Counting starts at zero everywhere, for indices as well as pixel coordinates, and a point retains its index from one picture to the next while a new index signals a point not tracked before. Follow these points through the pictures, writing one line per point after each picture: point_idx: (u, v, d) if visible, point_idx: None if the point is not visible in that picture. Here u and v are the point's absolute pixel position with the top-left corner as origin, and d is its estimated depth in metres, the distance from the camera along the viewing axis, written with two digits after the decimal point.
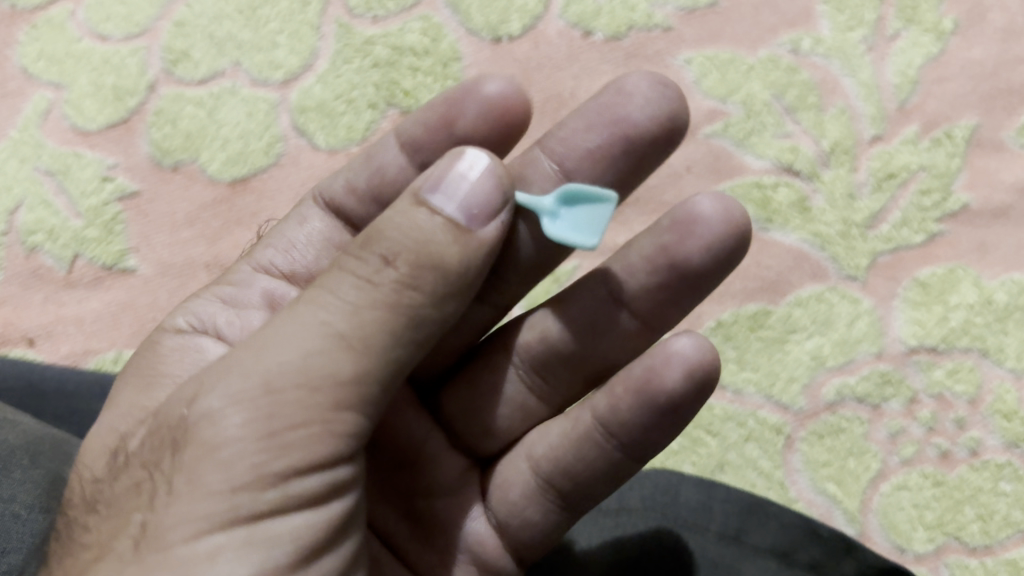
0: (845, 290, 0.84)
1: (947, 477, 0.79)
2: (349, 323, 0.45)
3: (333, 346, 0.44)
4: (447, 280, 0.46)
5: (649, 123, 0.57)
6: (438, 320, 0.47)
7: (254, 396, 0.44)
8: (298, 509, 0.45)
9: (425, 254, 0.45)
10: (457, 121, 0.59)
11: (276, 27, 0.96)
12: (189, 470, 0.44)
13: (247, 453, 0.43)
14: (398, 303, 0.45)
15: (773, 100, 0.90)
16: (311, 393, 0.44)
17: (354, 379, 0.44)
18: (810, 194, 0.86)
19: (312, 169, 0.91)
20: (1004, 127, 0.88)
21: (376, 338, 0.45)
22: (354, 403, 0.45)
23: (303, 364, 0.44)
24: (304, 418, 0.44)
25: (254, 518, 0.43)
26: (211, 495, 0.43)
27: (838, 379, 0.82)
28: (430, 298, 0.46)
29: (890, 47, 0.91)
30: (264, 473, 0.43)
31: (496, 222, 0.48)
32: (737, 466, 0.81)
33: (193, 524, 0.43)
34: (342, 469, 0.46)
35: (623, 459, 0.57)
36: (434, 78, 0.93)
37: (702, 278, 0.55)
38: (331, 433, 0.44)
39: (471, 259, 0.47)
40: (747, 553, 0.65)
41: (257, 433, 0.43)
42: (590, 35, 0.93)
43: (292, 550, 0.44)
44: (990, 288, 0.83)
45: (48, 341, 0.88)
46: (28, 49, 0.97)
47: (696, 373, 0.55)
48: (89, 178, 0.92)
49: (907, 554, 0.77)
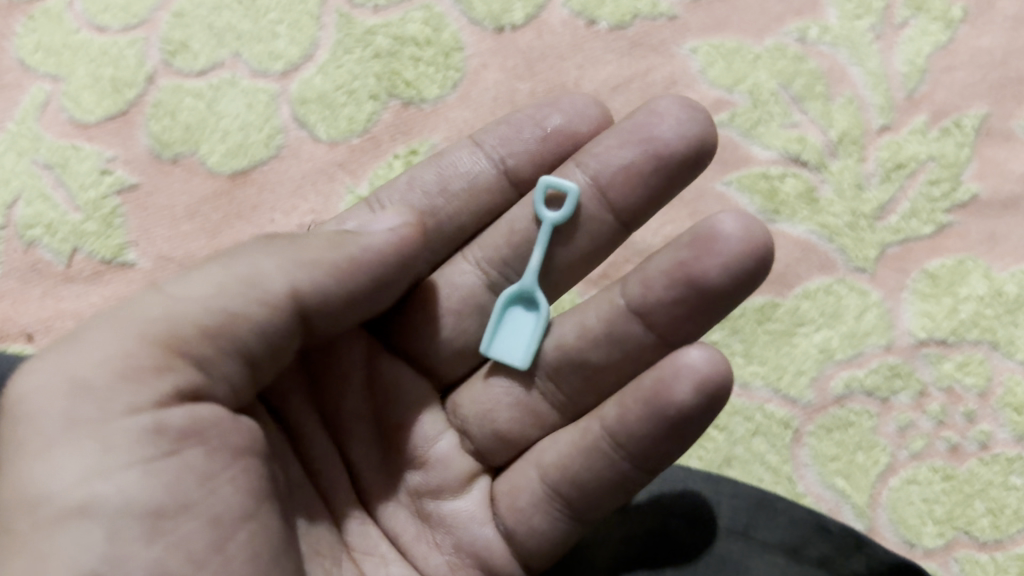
0: (853, 282, 0.83)
1: (958, 471, 0.78)
2: (176, 287, 0.51)
3: (158, 303, 0.50)
4: (292, 254, 0.53)
5: (678, 142, 0.59)
6: (282, 289, 0.51)
7: (65, 353, 0.48)
8: (120, 458, 0.46)
9: (275, 243, 0.53)
10: (548, 120, 0.66)
11: (275, 18, 0.95)
12: (13, 440, 0.47)
13: (59, 405, 0.46)
14: (233, 269, 0.51)
15: (780, 90, 0.88)
16: (128, 339, 0.48)
17: (172, 322, 0.49)
18: (817, 185, 0.85)
19: (313, 162, 0.90)
20: (1013, 116, 0.87)
21: (200, 293, 0.50)
22: (179, 347, 0.49)
23: (125, 321, 0.49)
24: (122, 362, 0.47)
25: (76, 471, 0.45)
26: (31, 454, 0.46)
27: (847, 372, 0.81)
28: (278, 265, 0.52)
29: (899, 35, 0.90)
30: (77, 419, 0.46)
31: (383, 229, 0.55)
32: (745, 461, 0.79)
33: (27, 489, 0.45)
34: (173, 412, 0.48)
35: (633, 470, 0.57)
36: (436, 68, 0.92)
37: (721, 296, 0.56)
38: (147, 372, 0.47)
39: (339, 252, 0.53)
40: (755, 549, 0.64)
41: (70, 385, 0.47)
42: (593, 25, 0.92)
43: (121, 503, 0.45)
44: (1000, 280, 0.82)
45: (46, 335, 0.87)
46: (25, 41, 0.96)
47: (707, 387, 0.54)
48: (87, 171, 0.91)
49: (916, 549, 0.76)
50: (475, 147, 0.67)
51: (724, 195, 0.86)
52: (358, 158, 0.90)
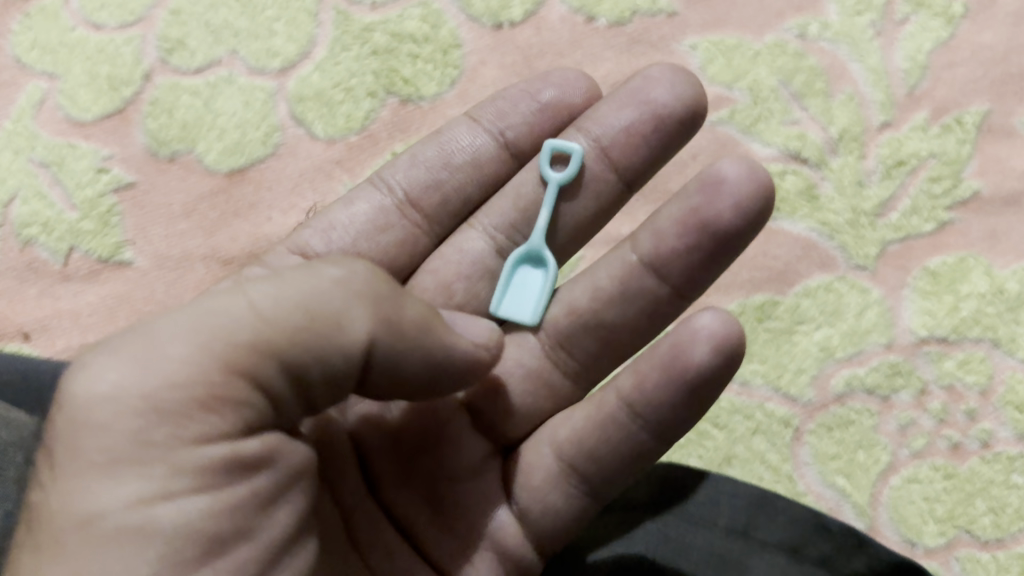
0: (854, 280, 0.82)
1: (959, 470, 0.78)
2: (265, 298, 0.44)
3: (241, 313, 0.44)
4: (380, 292, 0.47)
5: (675, 103, 0.60)
6: (369, 326, 0.46)
7: (137, 356, 0.42)
8: (189, 486, 0.42)
9: (378, 279, 0.47)
10: (541, 93, 0.66)
11: (272, 15, 0.94)
12: (68, 438, 0.41)
13: (123, 416, 0.41)
14: (325, 292, 0.45)
15: (779, 86, 0.88)
16: (210, 360, 0.42)
17: (257, 347, 0.43)
18: (818, 181, 0.85)
19: (311, 160, 0.90)
20: (1015, 113, 0.86)
21: (290, 317, 0.44)
22: (257, 373, 0.44)
23: (204, 329, 0.43)
24: (202, 386, 0.42)
25: (140, 495, 0.41)
26: (90, 465, 0.41)
27: (847, 371, 0.80)
28: (367, 302, 0.46)
29: (899, 32, 0.89)
30: (146, 440, 0.41)
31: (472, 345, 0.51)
32: (745, 460, 0.79)
33: (81, 504, 0.41)
34: (246, 445, 0.44)
35: (649, 440, 0.57)
36: (434, 65, 0.91)
37: (733, 238, 0.56)
38: (223, 401, 0.43)
39: (425, 322, 0.48)
40: (755, 548, 0.64)
41: (139, 397, 0.41)
42: (592, 21, 0.91)
43: (185, 539, 0.41)
44: (1002, 277, 0.82)
45: (43, 335, 0.87)
46: (21, 39, 0.95)
47: (724, 349, 0.55)
48: (84, 169, 0.91)
49: (917, 548, 0.76)
50: (474, 121, 0.66)
51: None
52: (356, 155, 0.89)
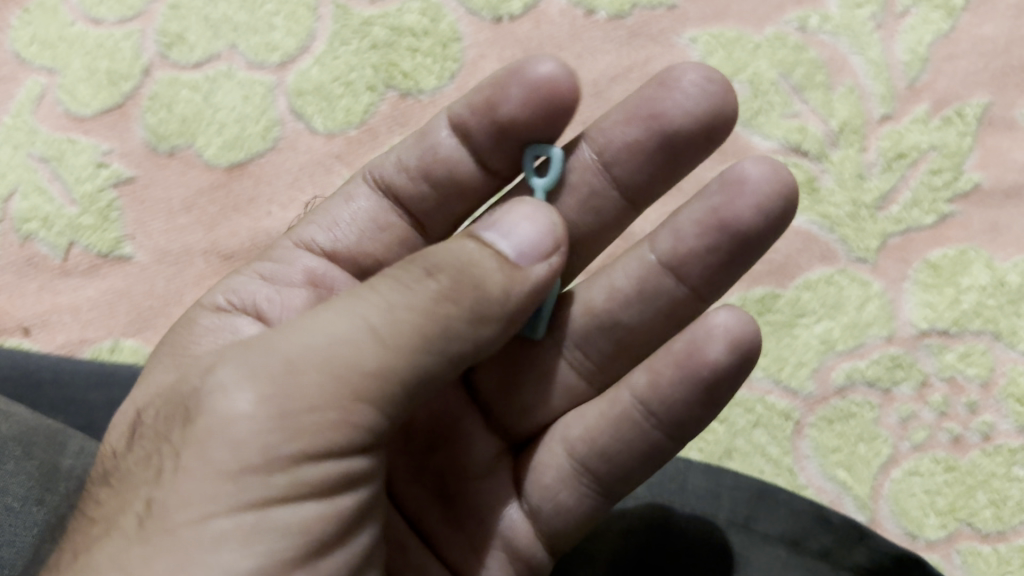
0: (854, 272, 0.82)
1: (960, 462, 0.78)
2: (383, 319, 0.43)
3: (360, 338, 0.43)
4: (486, 303, 0.45)
5: (685, 120, 0.56)
6: (472, 341, 0.45)
7: (273, 376, 0.42)
8: (305, 496, 0.42)
9: (469, 275, 0.45)
10: (501, 106, 0.57)
11: (272, 9, 0.94)
12: (199, 445, 0.42)
13: (257, 433, 0.41)
14: (435, 311, 0.44)
15: (780, 79, 0.88)
16: (332, 384, 0.42)
17: (378, 374, 0.43)
18: (818, 174, 0.85)
19: (310, 154, 0.90)
20: (1015, 105, 0.86)
21: (405, 338, 0.43)
22: (378, 398, 0.43)
23: (328, 350, 0.43)
24: (323, 408, 0.42)
25: (259, 502, 0.42)
26: (218, 473, 0.41)
27: (847, 363, 0.80)
28: (467, 314, 0.44)
29: (900, 24, 0.89)
30: (274, 456, 0.41)
31: (542, 261, 0.48)
32: (745, 453, 0.79)
33: (202, 506, 0.41)
34: (357, 459, 0.44)
35: (663, 439, 0.57)
36: (434, 59, 0.91)
37: (752, 240, 0.56)
38: (347, 425, 0.43)
39: (513, 297, 0.46)
40: (757, 540, 0.64)
41: (270, 413, 0.42)
42: (592, 14, 0.91)
43: (297, 542, 0.42)
44: (1003, 270, 0.82)
45: (43, 330, 0.87)
46: (21, 34, 0.95)
47: (740, 347, 0.55)
48: (84, 164, 0.90)
49: (918, 541, 0.76)
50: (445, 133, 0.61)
51: None
52: (356, 149, 0.89)
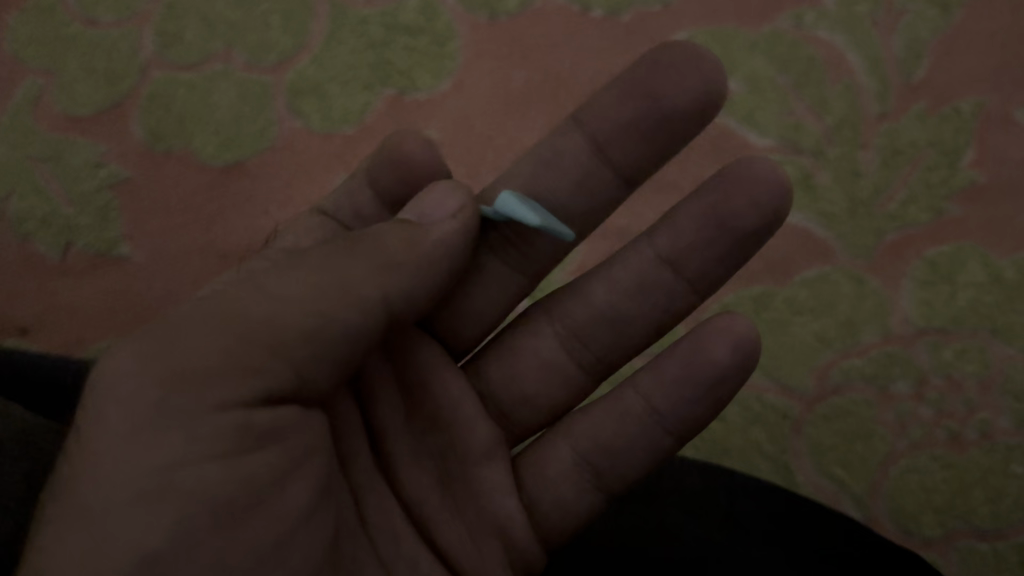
0: (852, 270, 0.82)
1: (957, 460, 0.77)
2: (274, 280, 0.47)
3: (251, 295, 0.46)
4: (388, 256, 0.48)
5: (681, 97, 0.56)
6: (379, 291, 0.47)
7: (160, 336, 0.44)
8: (206, 450, 0.43)
9: (362, 236, 0.49)
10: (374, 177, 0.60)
11: (268, 8, 0.94)
12: (92, 413, 0.43)
13: (146, 387, 0.43)
14: (329, 265, 0.47)
15: (776, 77, 0.87)
16: (226, 339, 0.44)
17: (270, 322, 0.45)
18: (815, 172, 0.85)
19: (307, 153, 0.90)
20: (1014, 101, 0.85)
21: (299, 291, 0.46)
22: (274, 347, 0.45)
23: (222, 312, 0.45)
24: (217, 364, 0.44)
25: (158, 459, 0.42)
26: (113, 435, 0.42)
27: (845, 361, 0.80)
28: (366, 265, 0.48)
29: (897, 20, 0.88)
30: (166, 409, 0.43)
31: (448, 217, 0.50)
32: (742, 450, 0.79)
33: (102, 468, 0.42)
34: (262, 412, 0.45)
35: (664, 437, 0.58)
36: (430, 57, 0.91)
37: (749, 235, 0.56)
38: (240, 373, 0.44)
39: (415, 251, 0.48)
40: (748, 535, 0.63)
41: (160, 373, 0.43)
42: (589, 12, 0.91)
43: (202, 499, 0.43)
44: (1001, 266, 0.81)
45: (42, 330, 0.87)
46: (18, 34, 0.95)
47: (743, 349, 0.56)
48: (81, 164, 0.91)
49: (915, 538, 0.76)
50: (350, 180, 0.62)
51: None
52: (353, 148, 0.89)
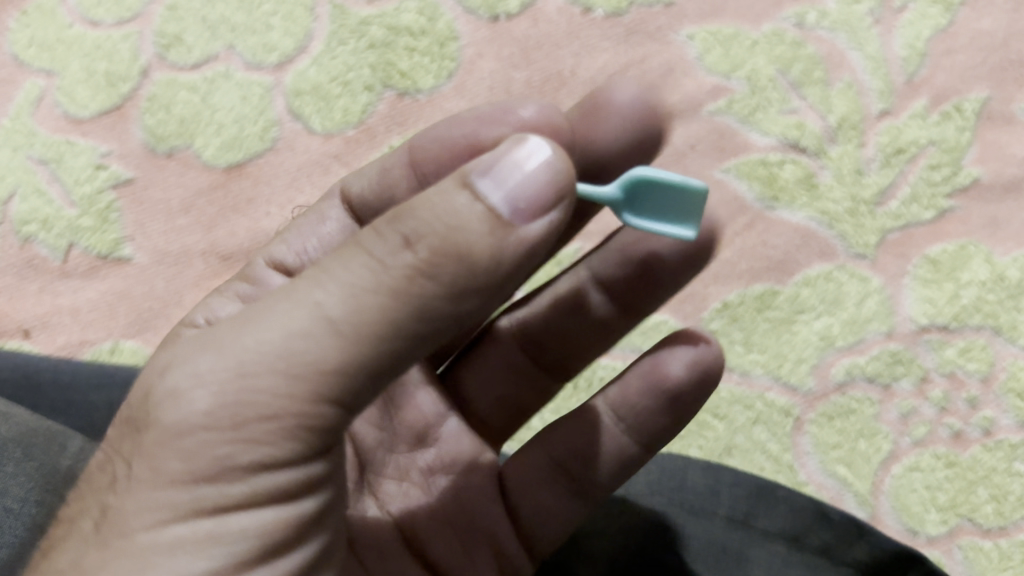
0: (854, 268, 0.82)
1: (961, 458, 0.77)
2: (343, 308, 0.38)
3: (317, 333, 0.38)
4: (470, 275, 0.38)
5: (623, 132, 0.59)
6: (454, 317, 0.39)
7: (224, 380, 0.39)
8: (264, 500, 0.40)
9: (448, 241, 0.38)
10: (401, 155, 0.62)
11: (269, 9, 0.94)
12: (150, 455, 0.39)
13: (209, 441, 0.39)
14: (406, 290, 0.38)
15: (777, 75, 0.87)
16: (292, 393, 0.38)
17: (339, 373, 0.38)
18: (816, 170, 0.85)
19: (308, 154, 0.90)
20: (1014, 99, 0.86)
21: (370, 327, 0.38)
22: (339, 397, 0.39)
23: (286, 355, 0.38)
24: (282, 420, 0.38)
25: (215, 509, 0.39)
26: (172, 484, 0.39)
27: (847, 359, 0.80)
28: (446, 290, 0.38)
29: (897, 19, 0.89)
30: (227, 465, 0.39)
31: (541, 217, 0.39)
32: (745, 450, 0.79)
33: (157, 516, 0.39)
34: (317, 462, 0.41)
35: (633, 445, 0.57)
36: (431, 58, 0.91)
37: (672, 271, 0.57)
38: (304, 430, 0.39)
39: (501, 265, 0.38)
40: (756, 538, 0.63)
41: (222, 423, 0.38)
42: (589, 12, 0.91)
43: (256, 546, 0.40)
44: (1003, 264, 0.81)
45: (43, 332, 0.87)
46: (19, 37, 0.95)
47: (702, 363, 0.55)
48: (83, 166, 0.91)
49: (919, 536, 0.76)
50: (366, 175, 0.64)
51: (723, 182, 0.85)
52: (354, 150, 0.89)
